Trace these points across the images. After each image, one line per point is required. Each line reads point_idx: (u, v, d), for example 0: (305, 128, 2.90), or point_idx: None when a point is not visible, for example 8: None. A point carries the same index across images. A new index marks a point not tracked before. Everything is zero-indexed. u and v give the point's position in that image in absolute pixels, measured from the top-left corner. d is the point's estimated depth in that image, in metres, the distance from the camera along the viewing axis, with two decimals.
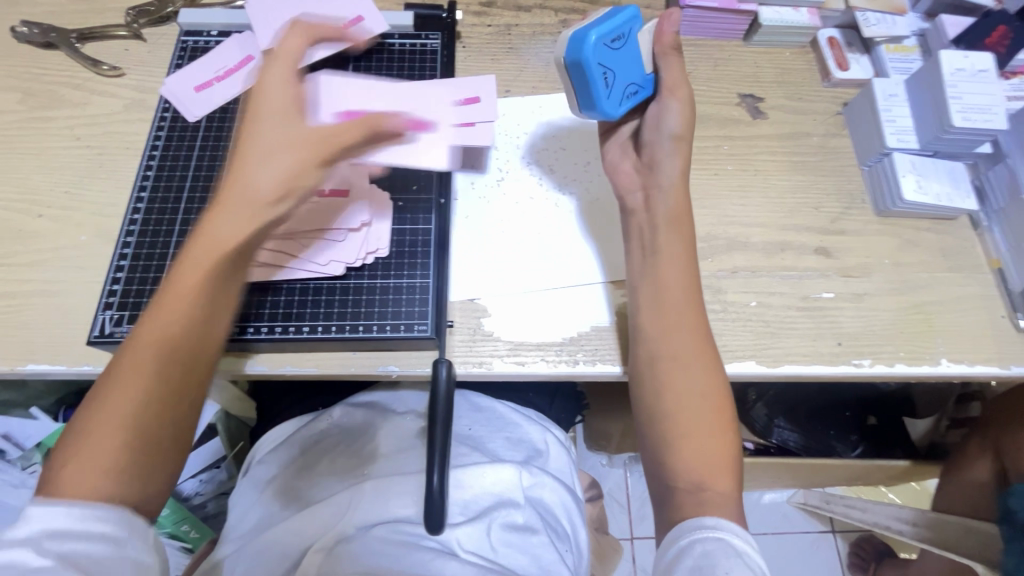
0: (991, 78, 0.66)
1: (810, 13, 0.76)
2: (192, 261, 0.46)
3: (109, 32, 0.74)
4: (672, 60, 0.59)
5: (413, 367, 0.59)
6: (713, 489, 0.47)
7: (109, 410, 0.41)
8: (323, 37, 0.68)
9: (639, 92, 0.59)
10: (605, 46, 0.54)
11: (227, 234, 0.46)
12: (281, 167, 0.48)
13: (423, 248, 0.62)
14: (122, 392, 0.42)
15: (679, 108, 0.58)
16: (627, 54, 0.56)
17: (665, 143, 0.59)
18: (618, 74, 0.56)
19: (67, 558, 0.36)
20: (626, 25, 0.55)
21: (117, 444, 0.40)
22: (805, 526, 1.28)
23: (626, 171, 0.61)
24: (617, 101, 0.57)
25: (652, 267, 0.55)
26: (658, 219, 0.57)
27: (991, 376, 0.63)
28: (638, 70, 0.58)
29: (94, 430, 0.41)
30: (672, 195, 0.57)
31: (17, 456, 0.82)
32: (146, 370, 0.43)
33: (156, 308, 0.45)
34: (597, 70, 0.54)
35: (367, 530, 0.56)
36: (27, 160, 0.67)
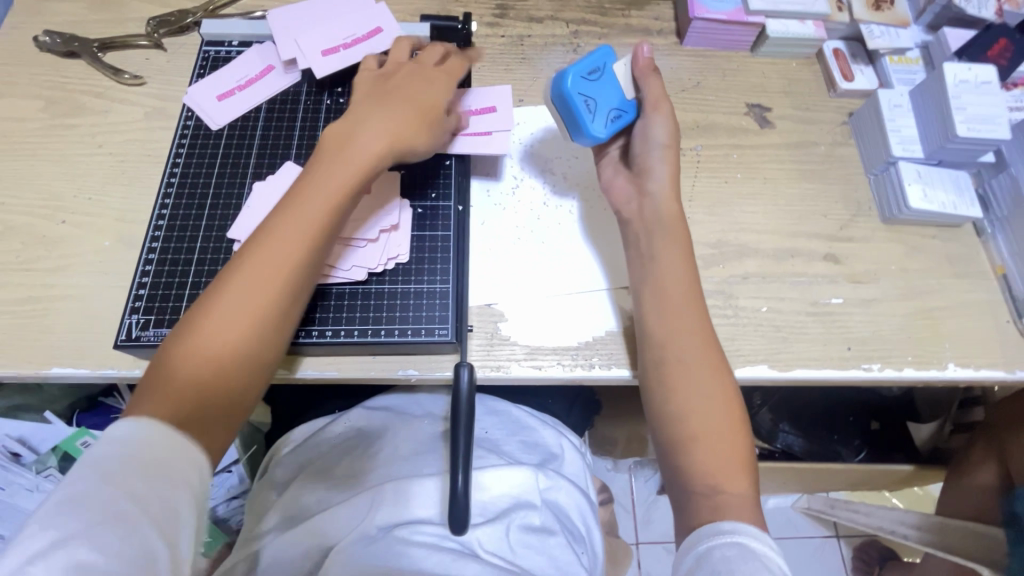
0: (994, 89, 0.68)
1: (816, 25, 0.78)
2: (300, 206, 0.53)
3: (130, 42, 0.75)
4: (652, 80, 0.61)
5: (432, 372, 0.60)
6: (732, 490, 0.48)
7: (210, 332, 0.48)
8: (342, 47, 0.70)
9: (622, 117, 0.61)
10: (583, 79, 0.58)
11: (326, 195, 0.54)
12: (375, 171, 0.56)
13: (442, 254, 0.63)
14: (222, 319, 0.49)
15: (665, 119, 0.60)
16: (605, 84, 0.60)
17: (655, 153, 0.60)
18: (599, 102, 0.60)
19: (139, 505, 0.39)
20: (600, 60, 0.60)
21: (210, 367, 0.48)
22: (810, 531, 1.28)
23: (620, 185, 0.63)
24: (601, 125, 0.60)
25: (650, 274, 0.57)
26: (653, 227, 0.58)
27: (997, 380, 0.64)
28: (616, 96, 0.61)
29: (192, 345, 0.48)
30: (664, 201, 0.59)
31: (33, 459, 0.83)
32: (254, 301, 0.50)
33: (268, 262, 0.52)
34: (578, 98, 0.58)
35: (389, 531, 0.57)
36: (50, 167, 0.68)
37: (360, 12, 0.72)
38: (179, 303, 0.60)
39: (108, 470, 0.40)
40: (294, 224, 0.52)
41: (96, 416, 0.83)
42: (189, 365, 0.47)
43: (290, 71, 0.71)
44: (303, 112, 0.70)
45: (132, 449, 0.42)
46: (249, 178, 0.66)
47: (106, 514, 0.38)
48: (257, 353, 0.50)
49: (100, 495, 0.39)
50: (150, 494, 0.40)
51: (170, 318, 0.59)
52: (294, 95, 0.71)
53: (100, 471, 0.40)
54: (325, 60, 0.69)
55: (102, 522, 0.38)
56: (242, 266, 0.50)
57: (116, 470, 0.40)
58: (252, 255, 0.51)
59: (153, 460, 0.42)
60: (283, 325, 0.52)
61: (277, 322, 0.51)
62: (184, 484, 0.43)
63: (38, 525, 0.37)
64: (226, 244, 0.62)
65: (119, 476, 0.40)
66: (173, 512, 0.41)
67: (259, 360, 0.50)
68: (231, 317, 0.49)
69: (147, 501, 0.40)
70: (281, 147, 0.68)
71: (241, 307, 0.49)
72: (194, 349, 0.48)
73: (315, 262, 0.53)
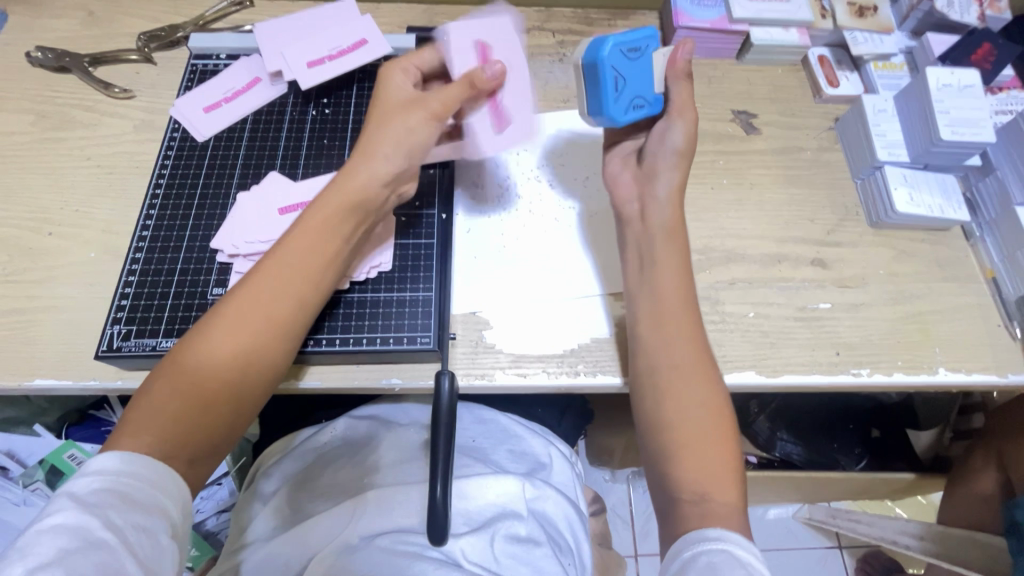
0: (977, 93, 0.68)
1: (801, 32, 0.78)
2: (291, 239, 0.52)
3: (120, 56, 0.76)
4: (682, 85, 0.60)
5: (415, 380, 0.60)
6: (717, 499, 0.47)
7: (193, 363, 0.47)
8: (328, 59, 0.71)
9: (646, 108, 0.59)
10: (620, 53, 0.56)
11: (316, 225, 0.53)
12: (381, 168, 0.55)
13: (425, 262, 0.63)
14: (207, 352, 0.48)
15: (684, 127, 0.59)
16: (642, 68, 0.58)
17: (666, 157, 0.59)
18: (629, 83, 0.58)
19: (125, 532, 0.40)
20: (644, 41, 0.58)
21: (193, 395, 0.47)
22: (811, 542, 1.26)
23: (625, 181, 0.62)
24: (623, 108, 0.58)
25: (651, 278, 0.56)
26: (655, 229, 0.58)
27: (989, 385, 0.63)
28: (648, 86, 0.59)
29: (174, 375, 0.47)
30: (669, 206, 0.58)
31: (20, 474, 0.82)
32: (241, 330, 0.49)
33: (257, 272, 0.51)
34: (611, 71, 0.56)
35: (371, 540, 0.56)
36: (39, 180, 0.69)
37: (347, 24, 0.73)
38: (161, 313, 0.60)
39: (87, 500, 0.40)
40: (283, 257, 0.52)
41: (86, 428, 0.82)
42: (171, 396, 0.46)
43: (276, 83, 0.72)
44: (289, 123, 0.70)
45: (112, 480, 0.42)
46: (235, 188, 0.67)
47: (84, 541, 0.38)
48: (245, 380, 0.49)
49: (79, 523, 0.38)
50: (129, 523, 0.40)
51: (152, 328, 0.59)
52: (280, 106, 0.71)
53: (80, 501, 0.40)
54: (311, 71, 0.70)
55: (81, 550, 0.38)
56: (236, 293, 0.50)
57: (96, 499, 0.40)
58: (242, 287, 0.50)
59: (134, 493, 0.42)
60: (274, 356, 0.50)
61: (265, 351, 0.50)
62: (163, 519, 0.42)
63: (15, 554, 0.37)
64: (210, 254, 0.63)
65: (99, 506, 0.40)
66: (151, 542, 0.41)
67: (247, 387, 0.49)
68: (216, 347, 0.48)
69: (127, 530, 0.40)
70: (266, 158, 0.68)
71: (251, 306, 0.49)
72: (178, 379, 0.47)
73: (320, 271, 0.53)
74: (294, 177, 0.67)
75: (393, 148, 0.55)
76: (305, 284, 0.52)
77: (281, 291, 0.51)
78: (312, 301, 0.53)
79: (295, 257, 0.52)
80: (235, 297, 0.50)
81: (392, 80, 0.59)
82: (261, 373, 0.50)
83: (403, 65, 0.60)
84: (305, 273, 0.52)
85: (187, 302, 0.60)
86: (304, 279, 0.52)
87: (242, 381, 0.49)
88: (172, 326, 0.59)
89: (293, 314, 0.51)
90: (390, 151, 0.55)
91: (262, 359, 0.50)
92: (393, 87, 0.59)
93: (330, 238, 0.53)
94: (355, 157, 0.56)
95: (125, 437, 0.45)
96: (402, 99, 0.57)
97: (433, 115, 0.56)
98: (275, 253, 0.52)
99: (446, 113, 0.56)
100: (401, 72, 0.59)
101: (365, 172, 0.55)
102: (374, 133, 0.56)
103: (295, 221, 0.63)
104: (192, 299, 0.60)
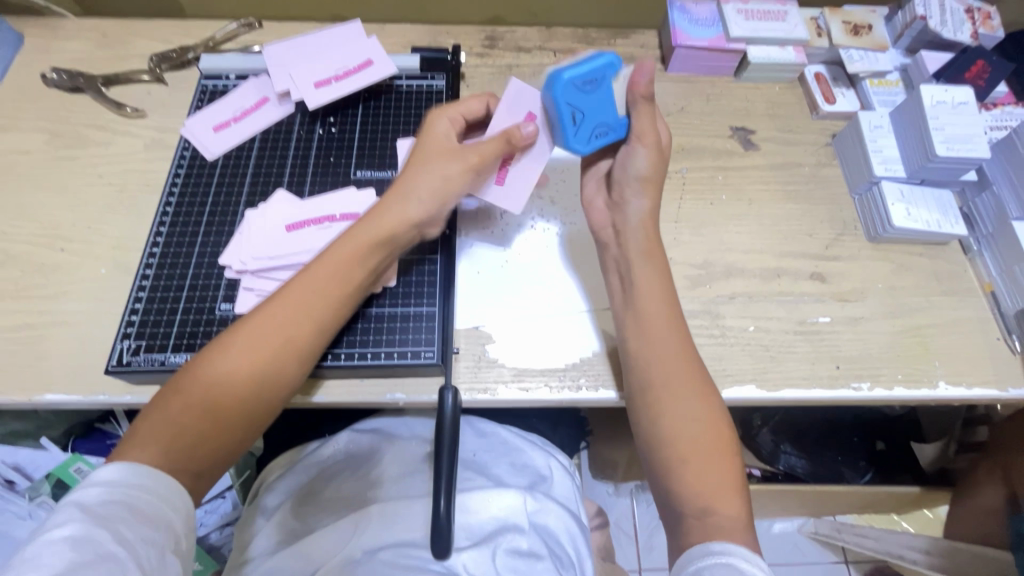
0: (971, 110, 0.69)
1: (797, 50, 0.80)
2: (319, 267, 0.53)
3: (132, 77, 0.78)
4: (643, 109, 0.58)
5: (419, 394, 0.60)
6: (721, 513, 0.48)
7: (213, 382, 0.48)
8: (335, 79, 0.73)
9: (609, 134, 0.59)
10: (575, 87, 0.56)
11: (347, 261, 0.54)
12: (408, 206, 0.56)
13: (429, 276, 0.64)
14: (227, 372, 0.49)
15: (647, 153, 0.59)
16: (601, 96, 0.57)
17: (632, 184, 0.60)
18: (588, 115, 0.58)
19: (134, 546, 0.40)
20: (601, 69, 0.55)
21: (208, 414, 0.48)
22: (817, 557, 1.25)
23: (598, 207, 0.64)
24: (584, 139, 0.59)
25: (629, 301, 0.58)
26: (629, 254, 0.59)
27: (990, 398, 0.63)
28: (610, 112, 0.58)
29: (192, 392, 0.48)
30: (641, 232, 0.59)
31: (27, 486, 0.83)
32: (263, 355, 0.50)
33: (284, 297, 0.52)
34: (565, 107, 0.57)
35: (374, 554, 0.57)
36: (51, 197, 0.70)
37: (353, 46, 0.75)
38: (170, 328, 0.61)
39: (98, 511, 0.41)
40: (312, 287, 0.53)
41: (91, 441, 0.83)
42: (186, 413, 0.47)
43: (284, 103, 0.74)
44: (296, 142, 0.72)
45: (120, 491, 0.42)
46: (243, 206, 0.68)
47: (94, 554, 0.39)
48: (261, 406, 0.50)
49: (90, 535, 0.39)
50: (138, 536, 0.41)
51: (161, 343, 0.60)
52: (288, 125, 0.73)
53: (90, 513, 0.40)
54: (318, 91, 0.72)
55: (91, 562, 0.38)
56: (262, 316, 0.51)
57: (106, 512, 0.41)
58: (269, 312, 0.51)
59: (143, 506, 0.43)
60: (288, 385, 0.51)
61: (284, 378, 0.51)
62: (170, 532, 0.43)
63: (26, 565, 0.38)
64: (218, 269, 0.64)
65: (108, 518, 0.40)
66: (159, 555, 0.41)
67: (261, 411, 0.50)
68: (237, 370, 0.49)
69: (136, 544, 0.40)
70: (274, 176, 0.70)
71: (277, 334, 0.50)
72: (196, 395, 0.48)
73: (342, 305, 0.54)
74: (301, 194, 0.69)
75: (425, 190, 0.57)
76: (330, 317, 0.53)
77: (307, 323, 0.52)
78: (331, 333, 0.54)
79: (321, 288, 0.53)
80: (263, 323, 0.51)
81: (437, 122, 0.60)
82: (276, 399, 0.51)
83: (454, 108, 0.62)
84: (332, 308, 0.53)
85: (195, 317, 0.61)
86: (331, 313, 0.53)
87: (258, 407, 0.50)
88: (181, 340, 0.60)
89: (312, 344, 0.52)
90: (423, 195, 0.56)
91: (276, 388, 0.50)
92: (437, 129, 0.60)
93: (358, 275, 0.55)
94: (390, 195, 0.57)
95: (134, 448, 0.46)
96: (444, 143, 0.59)
97: (470, 168, 0.58)
98: (303, 280, 0.53)
99: (482, 166, 0.58)
100: (448, 118, 0.61)
101: (398, 212, 0.56)
102: (411, 172, 0.58)
103: (302, 237, 0.64)
104: (201, 314, 0.61)
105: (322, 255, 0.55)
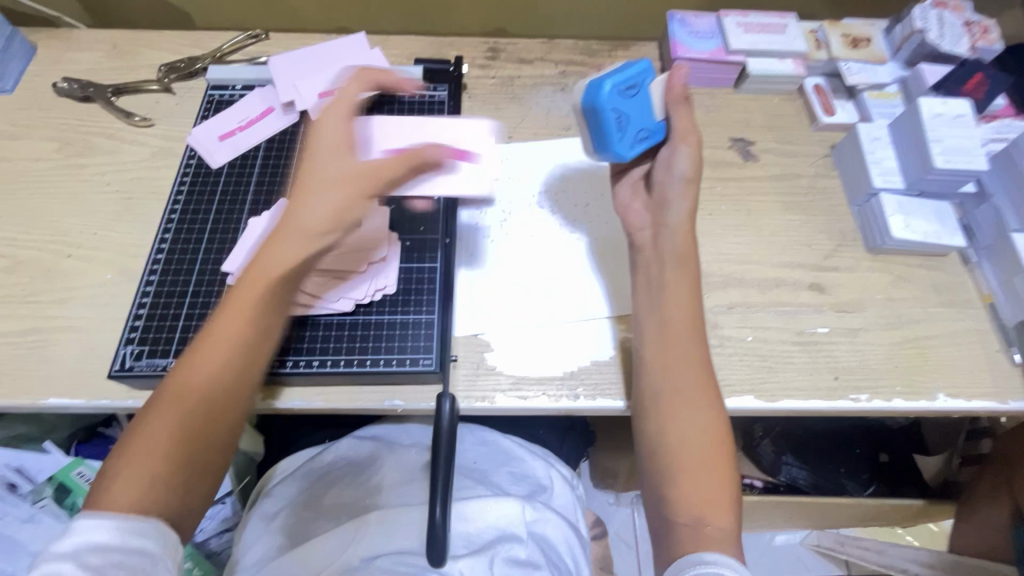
0: (969, 122, 0.69)
1: (796, 63, 0.81)
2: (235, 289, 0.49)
3: (142, 87, 0.80)
4: (682, 108, 0.61)
5: (417, 401, 0.61)
6: (713, 524, 0.48)
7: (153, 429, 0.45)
8: (338, 90, 0.74)
9: (649, 138, 0.62)
10: (617, 94, 0.58)
11: (266, 274, 0.49)
12: (312, 221, 0.50)
13: (429, 284, 0.65)
14: (169, 409, 0.46)
15: (689, 152, 0.60)
16: (640, 102, 0.60)
17: (675, 185, 0.60)
18: (632, 119, 0.60)
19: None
20: (637, 76, 0.59)
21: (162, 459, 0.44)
22: (820, 570, 1.23)
23: (636, 210, 0.63)
24: (629, 144, 0.60)
25: (660, 303, 0.57)
26: (663, 257, 0.58)
27: (989, 411, 0.63)
28: (650, 118, 0.61)
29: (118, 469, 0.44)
30: (679, 235, 0.58)
31: (28, 490, 0.83)
32: (196, 386, 0.47)
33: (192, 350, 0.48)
34: (611, 113, 0.58)
35: (371, 562, 0.57)
36: (60, 204, 0.72)
37: (357, 58, 0.76)
38: (173, 333, 0.61)
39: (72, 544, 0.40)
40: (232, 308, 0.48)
41: (92, 446, 0.85)
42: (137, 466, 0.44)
43: (289, 112, 0.75)
44: (299, 151, 0.73)
45: (94, 522, 0.41)
46: (246, 214, 0.69)
47: None
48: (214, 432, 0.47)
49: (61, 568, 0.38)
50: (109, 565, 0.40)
51: (164, 348, 0.60)
52: (292, 135, 0.74)
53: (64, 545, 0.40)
54: (321, 102, 0.73)
55: None
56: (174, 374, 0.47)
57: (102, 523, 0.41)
58: (195, 348, 0.48)
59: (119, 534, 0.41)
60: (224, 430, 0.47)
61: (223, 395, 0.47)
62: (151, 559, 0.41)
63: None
64: (221, 276, 0.65)
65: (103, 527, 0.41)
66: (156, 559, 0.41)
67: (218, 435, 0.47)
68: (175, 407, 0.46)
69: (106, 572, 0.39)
70: (277, 185, 0.71)
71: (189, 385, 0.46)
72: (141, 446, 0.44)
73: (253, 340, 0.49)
74: None
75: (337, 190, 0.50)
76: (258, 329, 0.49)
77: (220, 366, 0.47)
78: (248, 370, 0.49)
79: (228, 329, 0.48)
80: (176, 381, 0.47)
81: (325, 124, 0.53)
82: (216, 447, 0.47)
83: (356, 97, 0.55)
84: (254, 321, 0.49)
85: (198, 322, 0.62)
86: (258, 324, 0.49)
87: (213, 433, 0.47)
88: (183, 346, 0.61)
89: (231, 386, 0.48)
90: (330, 188, 0.50)
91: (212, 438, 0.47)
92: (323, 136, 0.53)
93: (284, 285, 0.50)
94: (295, 195, 0.51)
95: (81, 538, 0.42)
96: (342, 132, 0.53)
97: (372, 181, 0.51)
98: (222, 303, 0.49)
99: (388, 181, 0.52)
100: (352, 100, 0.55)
101: (313, 210, 0.50)
102: (310, 171, 0.51)
103: None
104: (203, 320, 0.62)
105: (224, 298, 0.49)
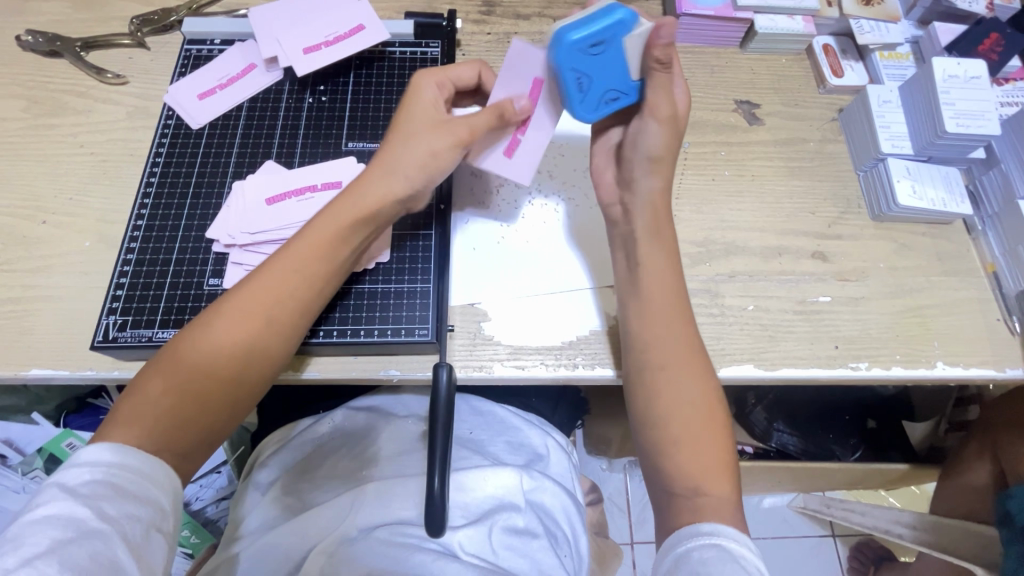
0: (983, 84, 0.67)
1: (806, 20, 0.77)
2: (301, 244, 0.52)
3: (113, 40, 0.75)
4: (658, 78, 0.53)
5: (414, 371, 0.60)
6: (712, 493, 0.48)
7: (196, 362, 0.47)
8: (324, 45, 0.70)
9: (621, 99, 0.56)
10: (580, 52, 0.51)
11: (321, 232, 0.52)
12: (387, 168, 0.54)
13: (424, 254, 0.63)
14: (231, 332, 0.48)
15: (658, 130, 0.55)
16: (609, 58, 0.52)
17: (642, 164, 0.57)
18: (596, 80, 0.54)
19: (117, 520, 0.40)
20: (608, 31, 0.50)
21: (189, 394, 0.47)
22: (805, 530, 1.27)
23: (607, 182, 0.61)
24: (592, 106, 0.56)
25: (635, 276, 0.56)
26: (636, 232, 0.57)
27: (987, 379, 0.63)
28: (620, 77, 0.54)
29: (161, 388, 0.47)
30: (648, 211, 0.57)
31: (19, 461, 0.82)
32: (251, 323, 0.49)
33: (255, 286, 0.50)
34: (569, 74, 0.53)
35: (369, 533, 0.57)
36: (31, 166, 0.68)
37: (343, 10, 0.72)
38: (157, 303, 0.59)
39: (83, 493, 0.40)
40: (291, 263, 0.51)
41: (84, 417, 0.83)
42: (168, 392, 0.46)
43: (272, 69, 0.71)
44: (285, 110, 0.69)
45: (104, 471, 0.42)
46: (230, 177, 0.66)
47: (78, 532, 0.38)
48: (240, 385, 0.49)
49: (74, 515, 0.39)
50: (122, 513, 0.40)
51: (148, 318, 0.58)
52: (276, 94, 0.70)
53: (74, 493, 0.40)
54: (307, 58, 0.69)
55: (76, 540, 0.38)
56: (231, 309, 0.49)
57: (90, 491, 0.40)
58: (256, 280, 0.50)
59: (130, 487, 0.42)
60: (259, 378, 0.50)
61: (268, 356, 0.50)
62: (156, 509, 0.43)
63: (8, 545, 0.37)
64: (205, 245, 0.62)
65: (92, 498, 0.40)
66: (144, 531, 0.41)
67: (242, 392, 0.49)
68: (218, 346, 0.48)
69: (120, 520, 0.40)
70: (261, 147, 0.67)
71: (248, 322, 0.49)
72: (174, 378, 0.47)
73: (315, 291, 0.52)
74: (290, 166, 0.66)
75: (402, 161, 0.54)
76: (311, 292, 0.52)
77: (279, 312, 0.50)
78: (297, 326, 0.51)
79: (291, 270, 0.51)
80: (236, 312, 0.49)
81: (418, 93, 0.57)
82: (250, 389, 0.49)
83: (427, 76, 0.58)
84: (311, 285, 0.52)
85: (183, 292, 0.60)
86: (312, 289, 0.52)
87: (238, 389, 0.49)
88: (169, 316, 0.58)
89: (286, 328, 0.50)
90: (408, 167, 0.54)
91: (245, 383, 0.49)
92: (421, 99, 0.57)
93: (334, 253, 0.52)
94: (376, 168, 0.54)
95: (116, 431, 0.45)
96: (431, 109, 0.56)
97: (459, 141, 0.54)
98: (288, 254, 0.51)
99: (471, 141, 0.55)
100: (436, 84, 0.58)
101: (384, 188, 0.53)
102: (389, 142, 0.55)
103: (283, 210, 0.62)
104: (189, 289, 0.60)
105: (296, 243, 0.52)
